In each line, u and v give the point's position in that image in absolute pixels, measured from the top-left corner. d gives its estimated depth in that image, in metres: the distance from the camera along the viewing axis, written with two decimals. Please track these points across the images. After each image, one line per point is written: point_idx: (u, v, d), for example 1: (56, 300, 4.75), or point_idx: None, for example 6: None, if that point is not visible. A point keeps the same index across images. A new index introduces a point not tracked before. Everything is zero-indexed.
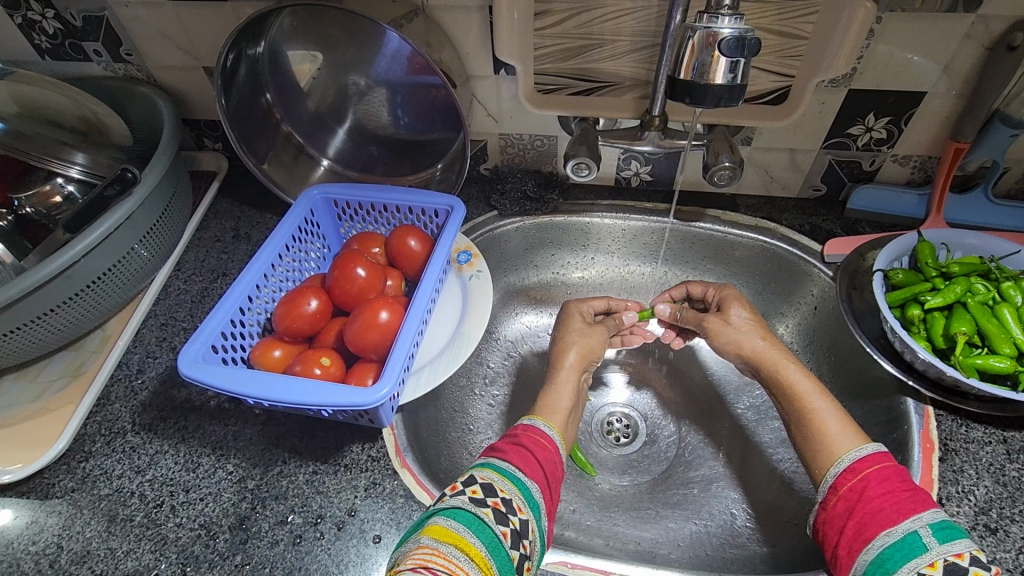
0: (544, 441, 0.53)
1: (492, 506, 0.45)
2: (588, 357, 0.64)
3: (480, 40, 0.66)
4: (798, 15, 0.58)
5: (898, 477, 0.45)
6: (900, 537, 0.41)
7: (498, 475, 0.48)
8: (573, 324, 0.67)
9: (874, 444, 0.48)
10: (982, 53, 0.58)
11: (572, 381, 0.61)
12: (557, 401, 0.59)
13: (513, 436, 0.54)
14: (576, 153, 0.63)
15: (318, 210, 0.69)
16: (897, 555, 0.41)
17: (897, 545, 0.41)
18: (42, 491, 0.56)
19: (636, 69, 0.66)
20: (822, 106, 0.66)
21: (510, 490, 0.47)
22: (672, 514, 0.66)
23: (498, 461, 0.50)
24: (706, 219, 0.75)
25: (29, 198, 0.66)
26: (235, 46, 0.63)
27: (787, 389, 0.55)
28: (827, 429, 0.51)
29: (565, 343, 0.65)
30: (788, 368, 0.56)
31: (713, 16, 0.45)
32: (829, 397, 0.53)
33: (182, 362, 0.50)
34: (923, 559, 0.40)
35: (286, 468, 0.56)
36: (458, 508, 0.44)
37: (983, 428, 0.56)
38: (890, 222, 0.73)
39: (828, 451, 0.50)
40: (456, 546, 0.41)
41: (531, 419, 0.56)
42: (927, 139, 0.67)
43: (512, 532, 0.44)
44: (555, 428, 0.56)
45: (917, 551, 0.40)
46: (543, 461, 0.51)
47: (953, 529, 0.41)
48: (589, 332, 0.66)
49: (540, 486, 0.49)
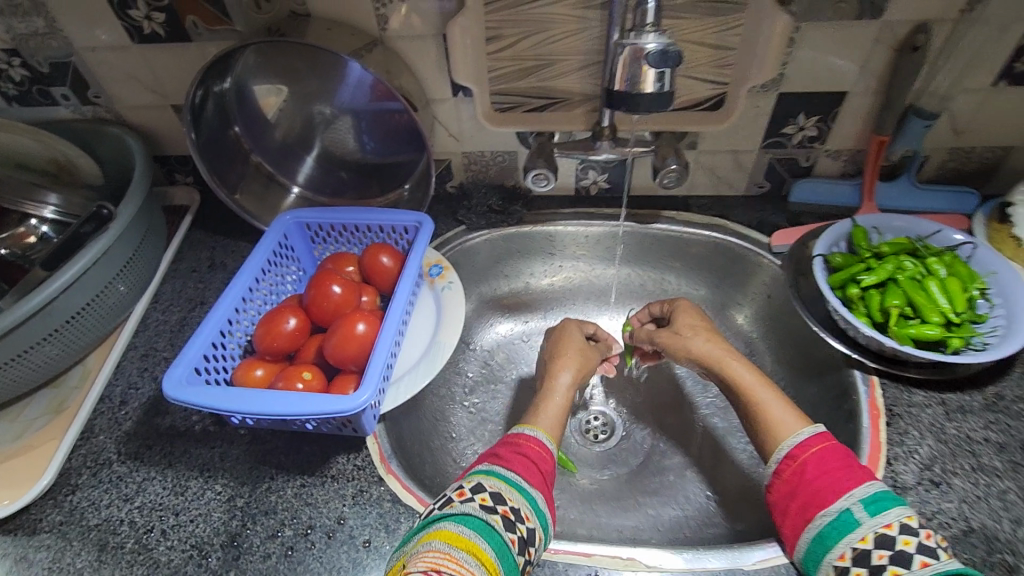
0: (546, 453, 0.55)
1: (502, 513, 0.47)
2: (579, 375, 0.66)
3: (437, 65, 0.70)
4: (727, 28, 0.64)
5: (834, 457, 0.49)
6: (836, 516, 0.46)
7: (506, 484, 0.50)
8: (572, 340, 0.69)
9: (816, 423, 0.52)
10: (891, 54, 0.65)
11: (566, 398, 0.63)
12: (547, 411, 0.61)
13: (517, 445, 0.55)
14: (535, 165, 0.67)
15: (292, 234, 0.71)
16: (834, 532, 0.46)
17: (834, 524, 0.46)
18: (29, 528, 0.56)
19: (585, 85, 0.71)
20: (757, 110, 0.71)
21: (518, 499, 0.49)
22: (651, 502, 0.69)
23: (504, 469, 0.52)
24: (663, 220, 0.80)
25: (3, 241, 0.65)
26: (203, 84, 0.66)
27: (737, 388, 0.59)
28: (773, 419, 0.54)
29: (561, 361, 0.66)
30: (733, 369, 0.60)
31: (638, 33, 0.50)
32: (773, 387, 0.57)
33: (167, 385, 0.51)
34: (856, 533, 0.45)
35: (273, 483, 0.58)
36: (468, 515, 0.46)
37: (923, 392, 0.60)
38: (829, 213, 0.78)
39: (781, 435, 0.53)
40: (468, 552, 0.43)
41: (532, 429, 0.57)
42: (854, 133, 0.73)
43: (519, 539, 0.47)
44: (548, 435, 0.58)
45: (851, 527, 0.45)
46: (545, 472, 0.53)
47: (881, 501, 0.45)
48: (585, 352, 0.69)
49: (545, 495, 0.51)
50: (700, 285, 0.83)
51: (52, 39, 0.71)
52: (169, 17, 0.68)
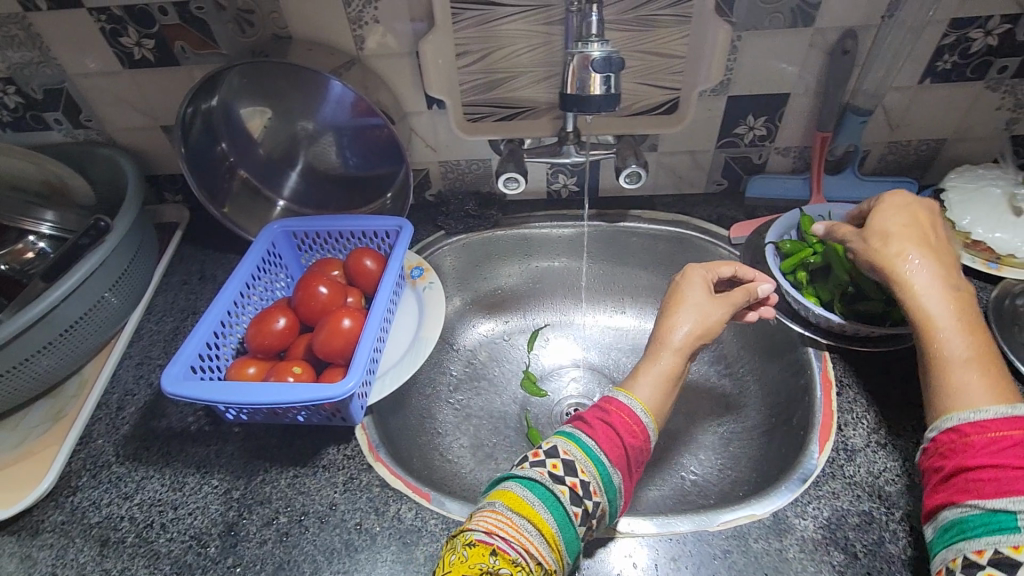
0: (637, 426, 0.53)
1: (569, 486, 0.48)
2: (704, 333, 0.60)
3: (413, 81, 0.75)
4: (674, 38, 0.70)
5: (1018, 450, 0.41)
6: (991, 512, 0.40)
7: (581, 454, 0.50)
8: (692, 294, 0.61)
9: (1023, 407, 0.43)
10: (825, 58, 0.71)
11: (675, 361, 0.58)
12: (650, 376, 0.58)
13: (605, 411, 0.54)
14: (505, 169, 0.72)
15: (279, 243, 0.75)
16: (980, 527, 0.40)
17: (983, 518, 0.40)
18: (32, 528, 0.59)
19: (550, 94, 0.76)
20: (709, 112, 0.77)
21: (590, 473, 0.49)
22: (630, 483, 0.74)
23: (586, 437, 0.51)
24: (630, 219, 0.85)
25: (2, 256, 0.68)
26: (191, 104, 0.71)
27: (920, 321, 0.51)
28: (954, 378, 0.47)
29: (676, 317, 0.60)
30: (934, 305, 0.50)
31: (585, 42, 0.56)
32: (974, 332, 0.49)
33: (165, 381, 0.55)
34: (1008, 538, 0.38)
35: (268, 475, 0.61)
36: (535, 481, 0.49)
37: (870, 364, 0.66)
38: (782, 205, 0.84)
39: (958, 403, 0.46)
40: (528, 520, 0.46)
41: (629, 398, 0.55)
42: (800, 132, 0.79)
43: (583, 513, 0.48)
44: (648, 410, 0.55)
45: (1006, 530, 0.38)
46: (630, 447, 0.52)
47: None
48: (708, 306, 0.61)
49: (622, 473, 0.51)
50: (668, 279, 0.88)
51: (46, 67, 0.75)
52: (159, 43, 0.73)
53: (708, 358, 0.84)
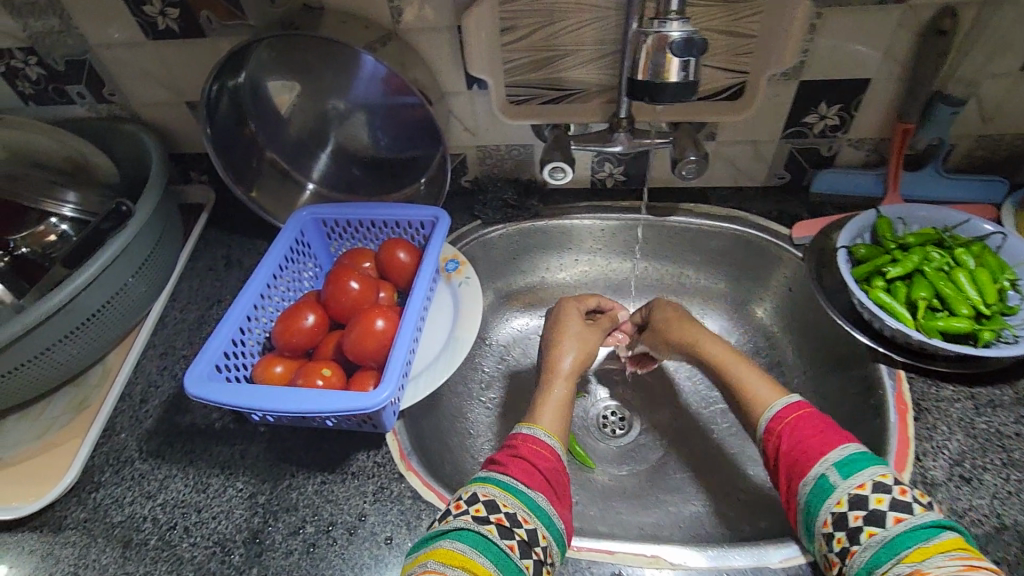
0: (545, 450, 0.55)
1: (496, 522, 0.47)
2: (582, 353, 0.68)
3: (451, 58, 0.70)
4: (746, 14, 0.62)
5: (808, 424, 0.51)
6: (815, 483, 0.47)
7: (498, 490, 0.50)
8: (572, 327, 0.70)
9: (792, 395, 0.55)
10: (916, 40, 0.63)
11: (567, 387, 0.64)
12: (548, 406, 0.61)
13: (513, 447, 0.55)
14: (551, 158, 0.66)
15: (308, 230, 0.71)
16: (816, 499, 0.46)
17: (813, 490, 0.47)
18: (54, 524, 0.57)
19: (602, 76, 0.70)
20: (777, 98, 0.70)
21: (513, 504, 0.49)
22: (671, 497, 0.69)
23: (498, 474, 0.51)
24: (680, 214, 0.79)
25: (24, 238, 0.65)
26: (217, 81, 0.66)
27: (714, 363, 0.63)
28: (754, 390, 0.57)
29: (560, 348, 0.68)
30: (724, 357, 0.63)
31: (662, 21, 0.48)
32: (742, 359, 0.62)
33: (189, 382, 0.51)
34: (833, 498, 0.45)
35: (295, 480, 0.58)
36: (462, 529, 0.46)
37: (952, 387, 0.59)
38: (851, 203, 0.77)
39: (760, 403, 0.56)
40: (464, 568, 0.43)
41: (530, 428, 0.58)
42: (877, 122, 0.72)
43: (519, 543, 0.46)
44: (551, 433, 0.58)
45: (828, 493, 0.46)
46: (545, 470, 0.53)
47: (855, 461, 0.46)
48: (586, 334, 0.70)
49: (547, 495, 0.51)
50: (718, 279, 0.82)
51: (67, 37, 0.71)
52: (183, 13, 0.68)
53: (760, 366, 0.78)
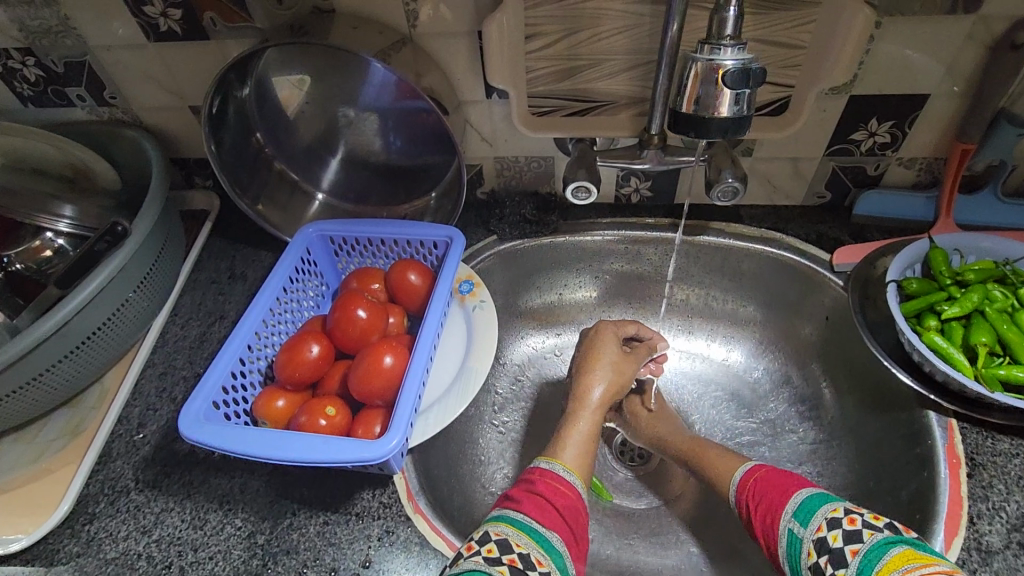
0: (565, 488, 0.51)
1: (508, 563, 0.42)
2: (616, 386, 0.63)
3: (470, 66, 0.65)
4: (794, 25, 0.57)
5: (765, 483, 0.52)
6: (787, 539, 0.47)
7: (513, 529, 0.45)
8: (606, 352, 0.65)
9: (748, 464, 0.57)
10: (984, 53, 0.57)
11: (592, 422, 0.60)
12: (571, 442, 0.57)
13: (530, 483, 0.51)
14: (575, 176, 0.61)
15: (314, 248, 0.67)
16: (793, 556, 0.46)
17: (789, 549, 0.46)
18: (46, 559, 0.54)
19: (632, 87, 0.65)
20: (823, 114, 0.64)
21: (527, 544, 0.44)
22: (693, 538, 0.65)
23: (513, 512, 0.47)
24: (711, 232, 0.73)
25: (19, 254, 0.63)
26: (221, 88, 0.62)
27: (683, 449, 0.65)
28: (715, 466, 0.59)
29: (590, 378, 0.63)
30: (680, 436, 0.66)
31: (715, 46, 0.44)
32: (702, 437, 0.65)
33: (183, 423, 0.48)
34: (802, 549, 0.45)
35: (296, 520, 0.55)
36: (473, 569, 0.41)
37: (1010, 439, 0.54)
38: (898, 226, 0.71)
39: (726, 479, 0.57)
40: None
41: (550, 462, 0.54)
42: (932, 140, 0.66)
43: None
44: (574, 470, 0.54)
45: (797, 546, 0.46)
46: (563, 509, 0.49)
47: (807, 505, 0.47)
48: (622, 361, 0.65)
49: (563, 536, 0.46)
50: (747, 303, 0.77)
51: (66, 38, 0.67)
52: (186, 14, 0.63)
53: (790, 398, 0.73)
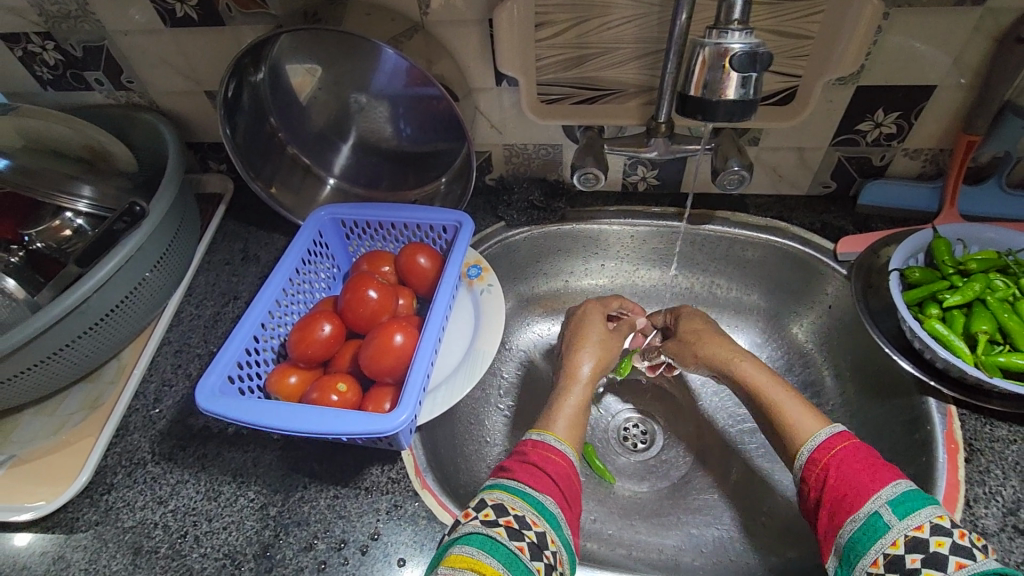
0: (557, 457, 0.52)
1: (505, 524, 0.45)
2: (604, 362, 0.65)
3: (481, 53, 0.66)
4: (805, 15, 0.57)
5: (858, 458, 0.49)
6: (864, 520, 0.44)
7: (507, 494, 0.48)
8: (592, 331, 0.67)
9: (835, 425, 0.52)
10: (991, 45, 0.58)
11: (582, 394, 0.61)
12: (563, 411, 0.58)
13: (523, 454, 0.53)
14: (584, 163, 0.62)
15: (326, 231, 0.69)
16: (864, 538, 0.44)
17: (862, 529, 0.44)
18: (66, 526, 0.56)
19: (640, 76, 0.65)
20: (830, 104, 0.65)
21: (522, 507, 0.46)
22: (694, 520, 0.67)
23: (507, 480, 0.49)
24: (716, 221, 0.74)
25: (40, 232, 0.65)
26: (236, 74, 0.63)
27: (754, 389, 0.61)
28: (791, 418, 0.55)
29: (579, 354, 0.65)
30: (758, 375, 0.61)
31: (722, 31, 0.44)
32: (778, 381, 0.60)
33: (200, 395, 0.50)
34: (886, 538, 0.43)
35: (307, 493, 0.56)
36: (471, 533, 0.44)
37: (1008, 426, 0.55)
38: (902, 216, 0.71)
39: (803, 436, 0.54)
40: (471, 570, 0.40)
41: (541, 434, 0.55)
42: (938, 131, 0.66)
43: (529, 545, 0.44)
44: (565, 440, 0.55)
45: (881, 531, 0.43)
46: (556, 476, 0.51)
47: (910, 502, 0.44)
48: (609, 339, 0.67)
49: (556, 499, 0.49)
50: (751, 291, 0.78)
51: (84, 23, 0.69)
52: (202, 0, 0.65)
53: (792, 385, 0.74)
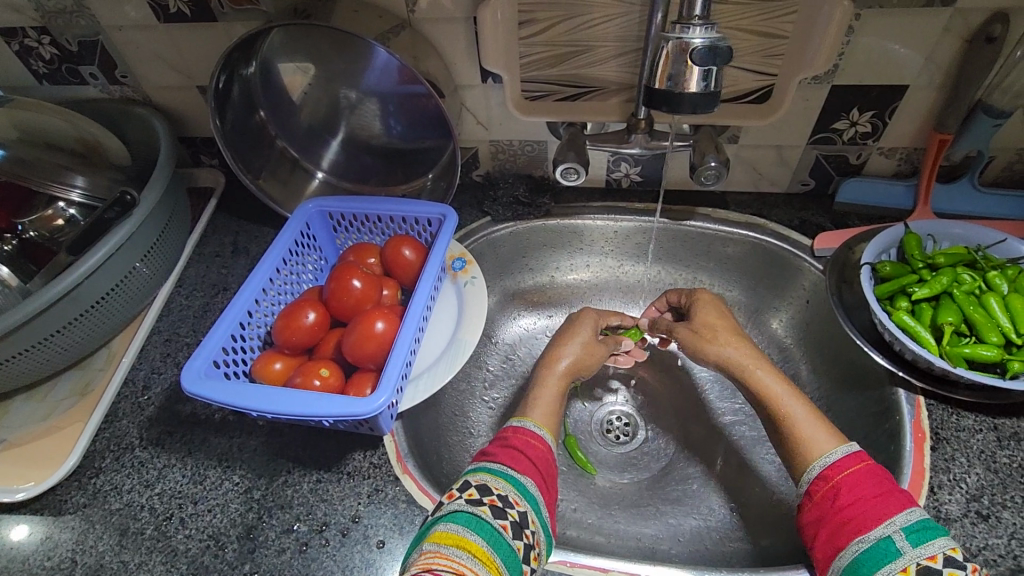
0: (536, 441, 0.54)
1: (489, 503, 0.46)
2: (580, 366, 0.64)
3: (467, 50, 0.67)
4: (780, 15, 0.59)
5: (872, 481, 0.46)
6: (874, 543, 0.43)
7: (491, 476, 0.49)
8: (577, 334, 0.67)
9: (851, 445, 0.49)
10: (961, 45, 0.59)
11: (556, 385, 0.61)
12: (540, 402, 0.59)
13: (504, 438, 0.54)
14: (565, 158, 0.64)
15: (314, 223, 0.70)
16: (871, 561, 0.42)
17: (871, 551, 0.42)
18: (54, 508, 0.57)
19: (621, 74, 0.67)
20: (806, 103, 0.66)
21: (505, 487, 0.48)
22: (672, 510, 0.68)
23: (490, 462, 0.51)
24: (697, 218, 0.76)
25: (32, 222, 0.66)
26: (227, 68, 0.65)
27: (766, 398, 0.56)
28: (804, 434, 0.52)
29: (560, 349, 0.65)
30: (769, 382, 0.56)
31: (684, 26, 0.46)
32: (791, 386, 0.56)
33: (186, 378, 0.51)
34: (896, 564, 0.41)
35: (290, 478, 0.58)
36: (456, 511, 0.45)
37: (974, 416, 0.57)
38: (879, 214, 0.73)
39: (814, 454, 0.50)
40: (459, 546, 0.42)
41: (521, 420, 0.56)
42: (912, 130, 0.68)
43: (513, 524, 0.45)
44: (545, 427, 0.56)
45: (891, 556, 0.42)
46: (536, 460, 0.52)
47: (928, 531, 0.42)
48: (590, 345, 0.66)
49: (537, 481, 0.50)
50: (731, 287, 0.80)
51: (80, 18, 0.70)
52: None
53: None
